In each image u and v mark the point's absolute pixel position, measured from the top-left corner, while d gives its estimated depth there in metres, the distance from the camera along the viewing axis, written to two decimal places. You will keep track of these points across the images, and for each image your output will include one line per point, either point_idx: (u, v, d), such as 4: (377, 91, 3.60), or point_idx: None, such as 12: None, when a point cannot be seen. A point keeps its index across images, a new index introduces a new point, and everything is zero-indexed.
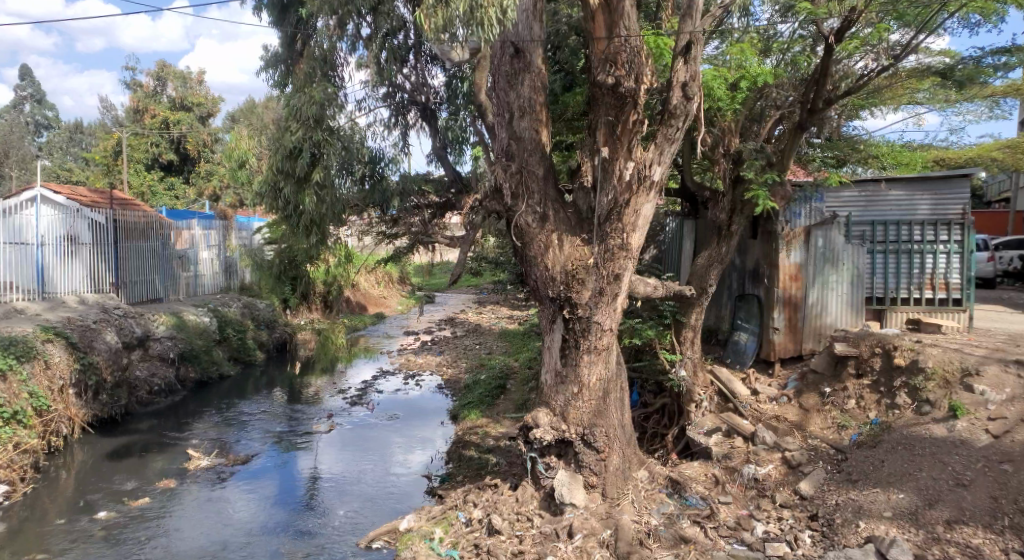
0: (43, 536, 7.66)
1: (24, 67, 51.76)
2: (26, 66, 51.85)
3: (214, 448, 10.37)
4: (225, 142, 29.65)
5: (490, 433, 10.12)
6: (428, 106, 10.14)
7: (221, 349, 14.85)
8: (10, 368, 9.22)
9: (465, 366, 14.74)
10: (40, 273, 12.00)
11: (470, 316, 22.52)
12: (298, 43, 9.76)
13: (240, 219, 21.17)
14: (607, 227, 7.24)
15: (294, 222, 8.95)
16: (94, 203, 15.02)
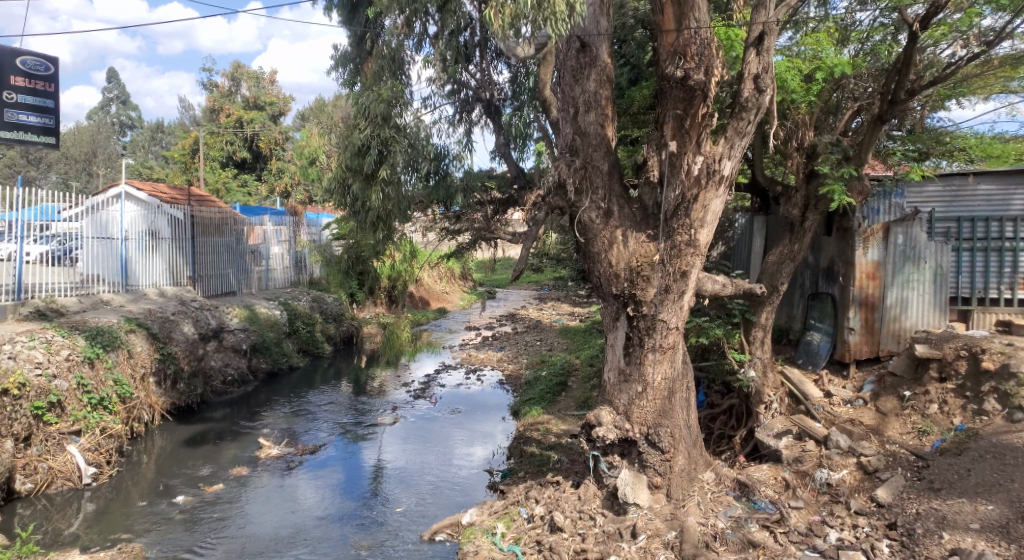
0: (127, 517, 8.06)
1: (111, 71, 54.96)
2: (112, 71, 55.05)
3: (283, 438, 10.68)
4: (295, 140, 30.66)
5: (552, 429, 10.09)
6: (493, 103, 10.20)
7: (291, 341, 15.29)
8: (98, 356, 9.74)
9: (526, 362, 14.79)
10: (125, 266, 12.57)
11: (531, 312, 22.55)
12: (366, 42, 9.88)
13: (309, 215, 21.76)
14: (673, 223, 7.11)
15: (361, 218, 9.12)
16: (174, 199, 15.70)
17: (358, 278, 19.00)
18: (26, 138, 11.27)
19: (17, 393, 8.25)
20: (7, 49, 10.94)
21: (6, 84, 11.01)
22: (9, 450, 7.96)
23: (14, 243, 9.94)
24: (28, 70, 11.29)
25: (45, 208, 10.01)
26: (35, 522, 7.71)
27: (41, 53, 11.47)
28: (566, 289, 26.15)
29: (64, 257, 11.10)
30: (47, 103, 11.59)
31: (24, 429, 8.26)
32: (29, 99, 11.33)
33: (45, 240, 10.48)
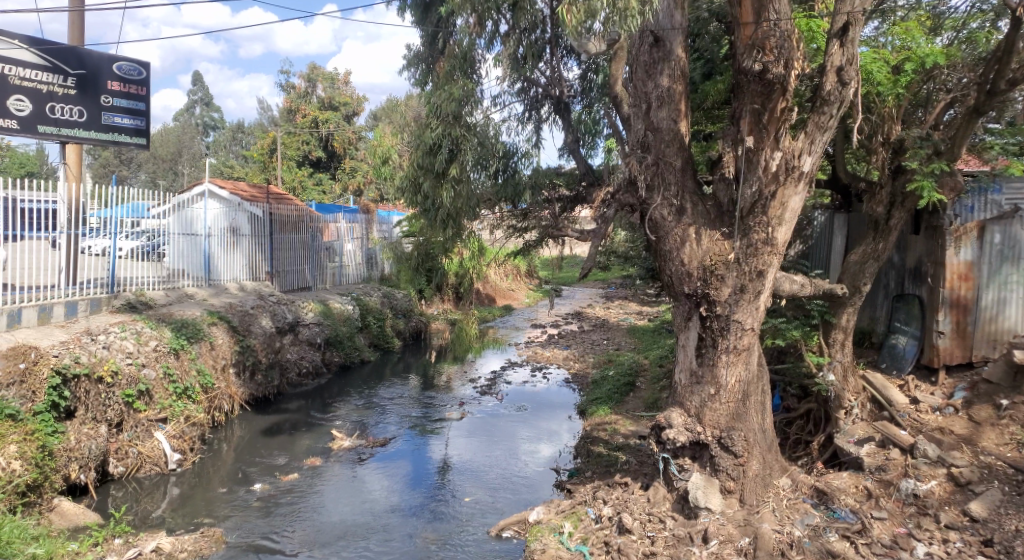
0: (209, 503, 8.40)
1: (196, 76, 57.57)
2: (197, 75, 57.66)
3: (355, 430, 10.94)
4: (368, 140, 31.35)
5: (620, 430, 9.98)
6: (562, 100, 10.08)
7: (362, 336, 15.64)
8: (182, 347, 10.21)
9: (593, 361, 14.71)
10: (208, 261, 13.12)
11: (599, 311, 22.43)
12: (438, 42, 9.93)
13: (380, 213, 22.15)
14: (750, 220, 6.91)
15: (432, 216, 9.23)
16: (253, 197, 16.29)
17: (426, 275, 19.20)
18: (120, 140, 11.93)
19: (110, 381, 8.73)
20: (105, 55, 11.52)
21: (104, 89, 11.62)
22: (104, 435, 8.43)
23: (108, 238, 10.47)
24: (123, 75, 11.89)
25: (137, 205, 10.53)
26: (126, 503, 8.14)
27: (134, 58, 12.03)
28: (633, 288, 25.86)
29: (153, 252, 11.60)
30: (139, 106, 12.20)
31: (117, 415, 8.73)
32: (123, 102, 11.94)
33: (136, 236, 10.97)
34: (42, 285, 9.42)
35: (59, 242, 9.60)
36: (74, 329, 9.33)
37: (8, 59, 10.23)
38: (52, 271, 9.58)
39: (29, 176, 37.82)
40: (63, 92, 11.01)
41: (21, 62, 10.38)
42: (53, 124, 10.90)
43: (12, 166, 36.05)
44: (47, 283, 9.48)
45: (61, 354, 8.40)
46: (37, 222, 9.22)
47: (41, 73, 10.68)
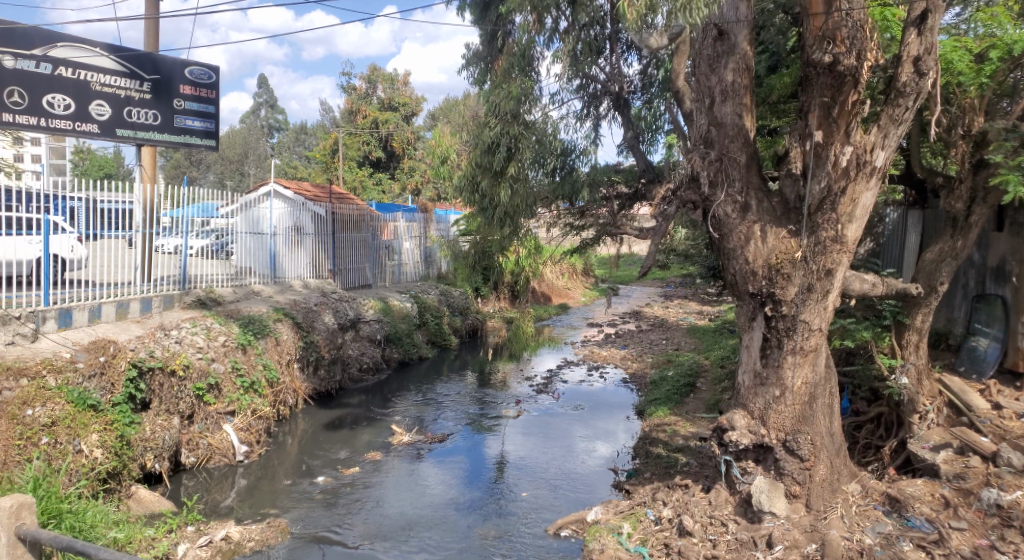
0: (274, 494, 8.65)
1: (261, 80, 59.42)
2: (261, 79, 59.50)
3: (414, 425, 11.08)
4: (426, 139, 31.70)
5: (680, 431, 9.82)
6: (621, 96, 9.65)
7: (420, 333, 15.84)
8: (249, 342, 10.53)
9: (652, 361, 14.54)
10: (273, 260, 13.50)
11: (658, 309, 22.17)
12: (498, 40, 9.92)
13: (438, 211, 22.37)
14: (818, 218, 6.71)
15: (489, 215, 9.29)
16: (316, 197, 16.68)
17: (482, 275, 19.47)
18: (191, 142, 12.37)
19: (182, 374, 9.07)
20: (177, 61, 11.98)
21: (176, 93, 12.07)
22: (176, 426, 8.78)
23: (180, 238, 10.87)
24: (194, 79, 12.32)
25: (207, 205, 10.92)
26: (197, 492, 8.46)
27: (205, 63, 12.45)
28: (693, 287, 25.44)
29: (220, 251, 12.01)
30: (209, 109, 12.61)
31: (188, 407, 9.08)
32: (194, 106, 12.38)
33: (205, 234, 11.36)
34: (120, 282, 9.88)
35: (135, 241, 10.00)
36: (149, 324, 9.81)
37: (89, 66, 10.78)
38: (128, 268, 10.02)
39: (107, 177, 39.79)
40: (139, 96, 11.49)
41: (101, 69, 10.92)
42: (130, 128, 11.38)
43: (92, 169, 38.09)
44: (123, 280, 9.93)
45: (137, 348, 8.80)
46: (114, 222, 9.62)
47: (119, 79, 11.19)
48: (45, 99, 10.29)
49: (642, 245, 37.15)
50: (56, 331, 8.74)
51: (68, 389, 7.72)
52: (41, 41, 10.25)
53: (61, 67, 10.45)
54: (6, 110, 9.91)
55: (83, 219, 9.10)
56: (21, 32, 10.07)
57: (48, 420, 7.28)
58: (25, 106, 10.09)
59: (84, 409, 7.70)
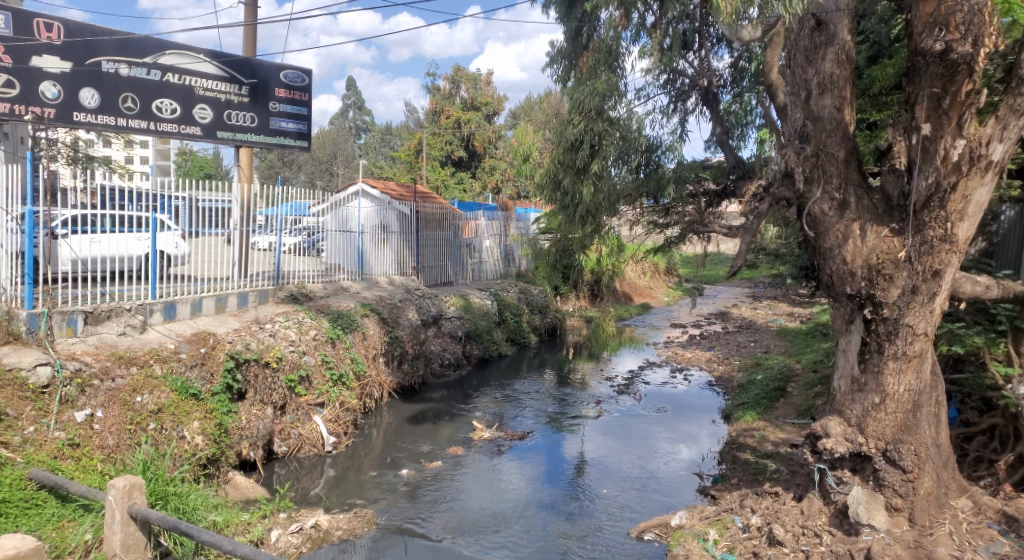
0: (360, 485, 8.88)
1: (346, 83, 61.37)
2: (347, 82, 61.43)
3: (494, 421, 11.17)
4: (507, 139, 31.94)
5: (769, 437, 9.49)
6: (709, 90, 9.32)
7: (500, 330, 15.97)
8: (338, 336, 10.88)
9: (739, 363, 14.13)
10: (361, 257, 13.87)
11: (746, 310, 21.56)
12: (582, 37, 9.81)
13: (518, 209, 22.48)
14: (924, 215, 6.29)
15: (570, 212, 9.23)
16: (402, 196, 17.14)
17: (563, 277, 19.48)
18: (285, 143, 12.87)
19: (275, 366, 9.43)
20: (274, 66, 12.50)
21: (272, 96, 12.58)
22: (269, 416, 9.16)
23: (273, 235, 11.29)
24: (289, 83, 12.80)
25: (298, 204, 11.37)
26: (289, 480, 8.78)
27: (299, 66, 12.92)
28: (783, 288, 24.60)
29: (312, 248, 12.40)
30: (303, 111, 13.07)
31: (281, 398, 9.46)
32: (289, 108, 12.87)
33: (297, 232, 11.74)
34: (218, 277, 10.39)
35: (233, 239, 10.53)
36: (246, 318, 10.32)
37: (194, 72, 11.39)
38: (225, 263, 10.52)
39: (208, 177, 42.00)
40: (238, 100, 12.05)
41: (204, 74, 11.50)
42: (230, 130, 11.95)
43: (193, 170, 40.41)
44: (221, 275, 10.43)
45: (234, 341, 9.24)
46: (214, 221, 10.16)
47: (220, 83, 11.76)
48: (154, 104, 10.97)
49: (727, 244, 36.22)
50: (162, 323, 9.31)
51: (172, 378, 8.19)
52: (152, 50, 10.92)
53: (169, 73, 11.10)
54: (120, 114, 10.60)
55: (184, 217, 9.58)
56: (135, 42, 10.76)
57: (155, 407, 7.77)
58: (137, 111, 10.78)
59: (186, 398, 8.15)
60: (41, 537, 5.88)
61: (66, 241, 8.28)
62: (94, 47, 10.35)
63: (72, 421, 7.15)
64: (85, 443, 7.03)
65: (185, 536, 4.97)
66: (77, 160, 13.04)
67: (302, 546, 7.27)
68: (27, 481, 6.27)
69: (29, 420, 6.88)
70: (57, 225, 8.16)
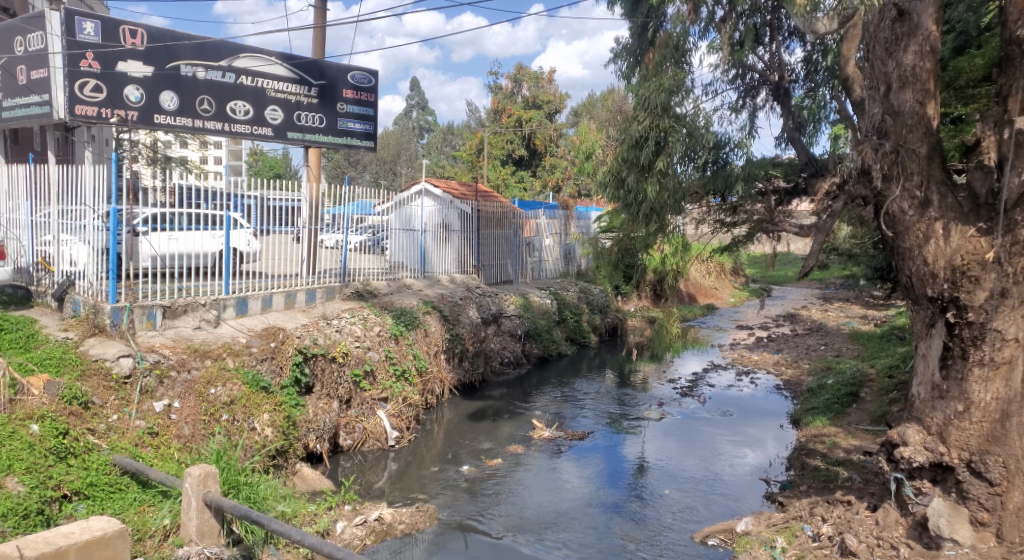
0: (422, 479, 9.00)
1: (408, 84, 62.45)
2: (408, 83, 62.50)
3: (554, 421, 11.15)
4: (569, 137, 31.87)
5: (840, 443, 9.17)
6: (781, 85, 9.10)
7: (560, 329, 15.94)
8: (401, 333, 11.05)
9: (808, 367, 13.69)
10: (423, 255, 14.03)
11: (816, 312, 20.88)
12: (648, 32, 9.69)
13: (579, 208, 22.39)
14: (1016, 214, 5.91)
15: (634, 210, 9.11)
16: (463, 195, 17.31)
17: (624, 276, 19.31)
18: (352, 143, 13.15)
19: (342, 361, 9.65)
20: (342, 68, 12.76)
21: (340, 97, 12.87)
22: (336, 409, 9.37)
23: (340, 234, 11.53)
24: (356, 84, 13.07)
25: (363, 204, 11.53)
26: (354, 473, 8.95)
27: (366, 68, 13.17)
28: (857, 290, 23.73)
29: (377, 246, 12.63)
30: (369, 111, 13.34)
31: (346, 392, 9.67)
32: (356, 108, 13.14)
33: (362, 231, 12.01)
34: (288, 274, 10.69)
35: (301, 237, 10.75)
36: (314, 314, 10.60)
37: (265, 74, 11.73)
38: (295, 261, 10.78)
39: (278, 177, 43.43)
40: (308, 101, 12.38)
41: (275, 76, 11.84)
42: (299, 131, 12.29)
43: (263, 171, 41.93)
44: (291, 271, 10.72)
45: (302, 336, 9.47)
46: (284, 219, 10.38)
47: (291, 85, 12.10)
48: (229, 106, 11.35)
49: (796, 244, 35.14)
50: (234, 318, 9.67)
51: (244, 371, 8.46)
52: (227, 53, 11.30)
53: (243, 76, 11.46)
54: (197, 116, 11.01)
55: (255, 216, 9.83)
56: (212, 46, 11.15)
57: (227, 399, 8.03)
58: (212, 113, 11.18)
59: (257, 391, 8.39)
60: (125, 520, 6.15)
61: (146, 239, 8.71)
62: (174, 51, 10.77)
63: (151, 411, 7.50)
64: (163, 432, 7.33)
65: (256, 525, 5.10)
66: (156, 161, 13.66)
67: (366, 539, 7.39)
68: (111, 467, 6.59)
69: (113, 409, 7.26)
70: (139, 223, 8.54)
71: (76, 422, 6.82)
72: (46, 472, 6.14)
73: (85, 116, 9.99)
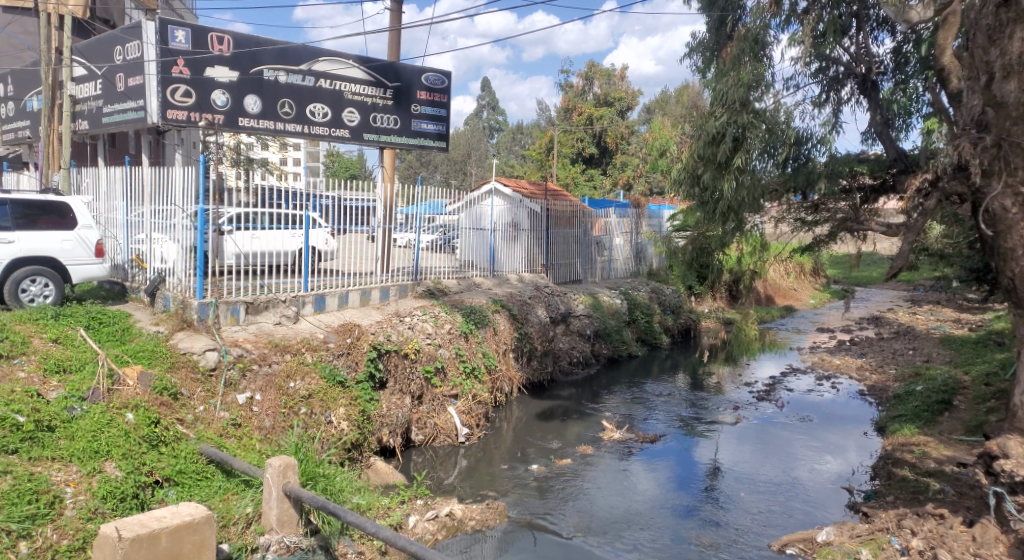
0: (492, 477, 9.04)
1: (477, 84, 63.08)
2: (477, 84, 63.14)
3: (624, 423, 11.01)
4: (641, 134, 31.44)
5: (931, 453, 8.71)
6: (868, 78, 8.79)
7: (630, 329, 15.75)
8: (471, 331, 11.14)
9: (895, 373, 13.06)
10: (492, 254, 14.12)
11: (904, 316, 19.92)
12: (726, 26, 9.45)
13: (651, 206, 22.11)
14: None
15: (710, 209, 8.94)
16: (533, 193, 17.33)
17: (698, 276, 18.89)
18: (425, 144, 13.33)
19: (414, 357, 9.81)
20: (416, 70, 12.95)
21: (414, 99, 13.07)
22: (408, 405, 9.51)
23: (413, 232, 11.72)
24: (430, 85, 13.24)
25: (435, 203, 11.78)
26: (425, 468, 9.09)
27: (440, 69, 13.32)
28: (950, 292, 22.48)
29: (447, 245, 12.75)
30: (442, 112, 13.50)
31: (418, 388, 9.81)
32: (429, 110, 13.31)
33: (433, 230, 12.12)
34: (363, 272, 10.94)
35: (376, 236, 11.03)
36: (387, 311, 10.83)
37: (343, 77, 12.04)
38: (369, 259, 11.06)
39: (352, 176, 44.74)
40: (383, 103, 12.64)
41: (352, 79, 12.14)
42: (375, 132, 12.57)
43: (339, 170, 43.26)
44: (366, 270, 10.98)
45: (376, 332, 9.71)
46: (360, 218, 10.66)
47: (367, 88, 12.39)
48: (308, 109, 11.74)
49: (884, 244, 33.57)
50: (313, 314, 9.99)
51: (321, 366, 8.72)
52: (307, 57, 11.67)
53: (322, 80, 11.81)
54: (279, 119, 11.44)
55: (333, 215, 10.09)
56: (293, 51, 11.55)
57: (306, 392, 8.27)
58: (293, 115, 11.58)
59: (334, 385, 8.62)
60: (211, 507, 6.35)
61: (231, 237, 9.04)
62: (258, 56, 11.21)
63: (235, 403, 7.81)
64: (246, 424, 7.63)
65: (333, 516, 5.24)
66: (239, 162, 14.25)
67: (437, 534, 7.43)
68: (199, 455, 6.86)
69: (199, 400, 7.61)
70: (224, 223, 8.95)
71: (166, 412, 7.18)
72: (140, 459, 6.46)
73: (176, 121, 10.57)
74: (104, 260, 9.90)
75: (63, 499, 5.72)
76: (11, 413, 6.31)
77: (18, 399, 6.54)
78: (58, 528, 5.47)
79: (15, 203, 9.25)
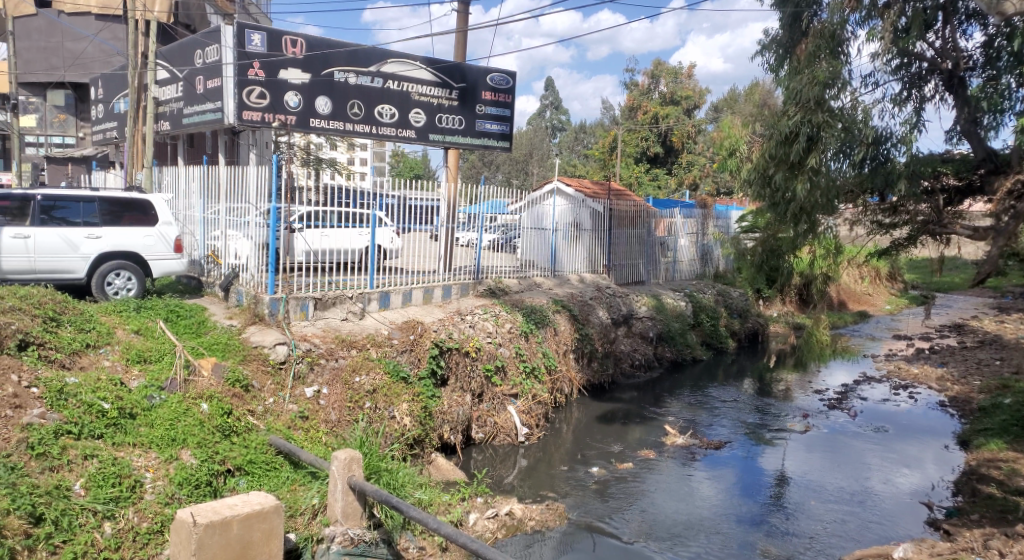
0: (552, 477, 9.02)
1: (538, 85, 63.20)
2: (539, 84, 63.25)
3: (687, 428, 10.81)
4: (708, 133, 30.89)
5: (1021, 470, 8.26)
6: (955, 74, 8.44)
7: (694, 333, 15.48)
8: (531, 331, 11.16)
9: (980, 385, 12.40)
10: (554, 254, 14.10)
11: (990, 324, 18.88)
12: (802, 23, 9.18)
13: (717, 207, 21.69)
14: None
15: (781, 210, 8.71)
16: (596, 193, 17.21)
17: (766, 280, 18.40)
18: (489, 144, 13.41)
19: (475, 355, 9.86)
20: (481, 70, 13.03)
21: (479, 99, 13.16)
22: (468, 403, 9.58)
23: (475, 231, 11.70)
24: (494, 85, 13.31)
25: (496, 201, 11.82)
26: (485, 466, 9.13)
27: (505, 69, 13.36)
28: None
29: (508, 244, 12.76)
30: (506, 112, 13.54)
31: (478, 386, 9.85)
32: (494, 110, 13.38)
33: (494, 229, 12.18)
34: (426, 270, 11.08)
35: (439, 234, 11.13)
36: (450, 309, 10.97)
37: (411, 79, 12.23)
38: (433, 258, 11.19)
39: (416, 175, 45.55)
40: (449, 104, 12.77)
41: (419, 80, 12.32)
42: (440, 133, 12.72)
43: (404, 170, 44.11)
44: (429, 268, 11.12)
45: (438, 330, 9.79)
46: (422, 218, 10.75)
47: (433, 89, 12.54)
48: (376, 110, 11.97)
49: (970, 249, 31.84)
50: (378, 311, 10.19)
51: (385, 361, 8.85)
52: (376, 59, 11.91)
53: (389, 81, 12.03)
54: (348, 120, 11.71)
55: (397, 214, 10.20)
56: (363, 53, 11.81)
57: (371, 387, 8.41)
58: (361, 116, 11.83)
59: (398, 381, 8.74)
60: (280, 497, 6.51)
61: (301, 235, 9.26)
62: (329, 58, 11.50)
63: (303, 396, 8.02)
64: (313, 417, 7.80)
65: (395, 511, 5.28)
66: (309, 162, 14.64)
67: (498, 532, 7.44)
68: (268, 446, 7.04)
69: (269, 392, 7.85)
70: (295, 220, 9.15)
71: (238, 403, 7.41)
72: (213, 447, 6.65)
73: (251, 121, 10.94)
74: (182, 255, 10.32)
75: (142, 483, 5.98)
76: (97, 400, 6.65)
77: (103, 386, 6.88)
78: (139, 511, 5.70)
79: (103, 200, 9.74)
